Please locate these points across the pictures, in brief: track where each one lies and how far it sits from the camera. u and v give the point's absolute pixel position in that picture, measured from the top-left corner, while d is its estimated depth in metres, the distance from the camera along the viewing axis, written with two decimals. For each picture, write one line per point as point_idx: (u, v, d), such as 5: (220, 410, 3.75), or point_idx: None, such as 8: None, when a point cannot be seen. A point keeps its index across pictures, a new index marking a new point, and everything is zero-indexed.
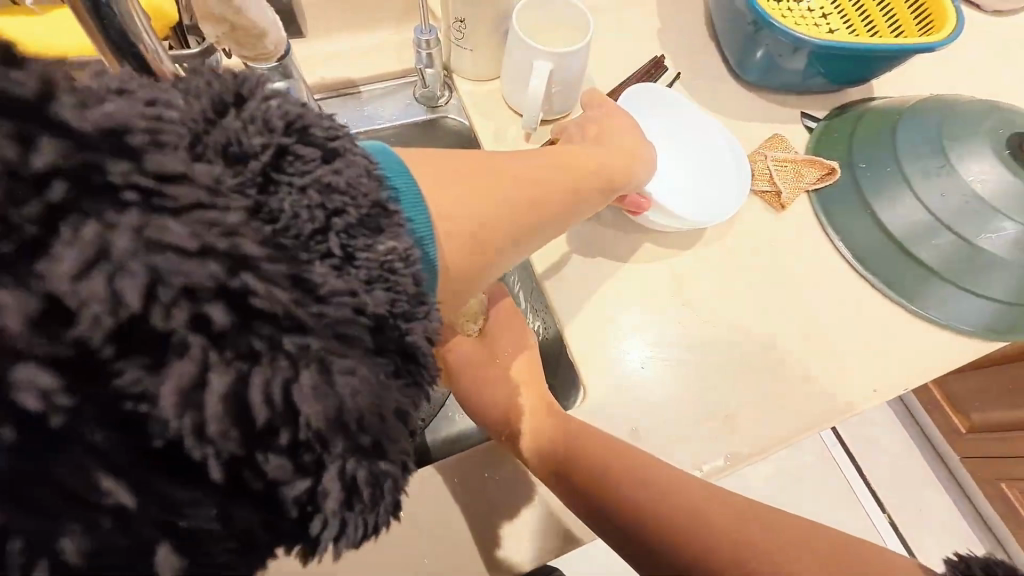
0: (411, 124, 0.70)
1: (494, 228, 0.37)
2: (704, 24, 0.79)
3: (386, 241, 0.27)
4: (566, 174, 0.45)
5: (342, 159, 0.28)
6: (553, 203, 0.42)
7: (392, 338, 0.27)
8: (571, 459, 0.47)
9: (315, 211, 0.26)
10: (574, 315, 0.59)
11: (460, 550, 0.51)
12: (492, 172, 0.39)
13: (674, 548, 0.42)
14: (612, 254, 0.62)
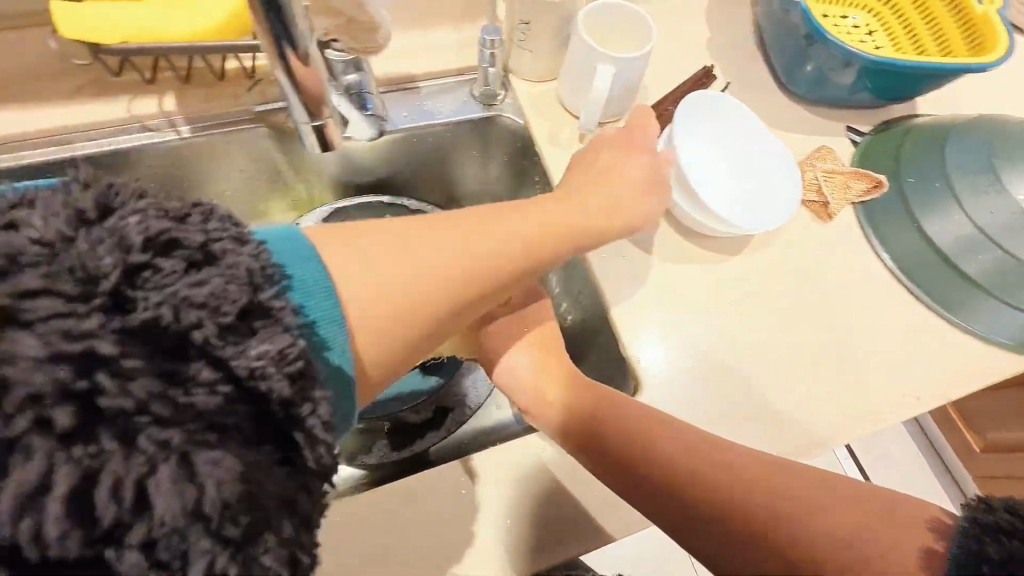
0: (468, 120, 0.72)
1: (405, 312, 0.39)
2: (752, 35, 0.81)
3: (260, 344, 0.30)
4: (516, 244, 0.45)
5: (221, 261, 0.30)
6: (488, 278, 0.43)
7: (280, 415, 0.31)
8: (628, 439, 0.50)
9: (192, 327, 0.28)
10: (625, 312, 0.60)
11: (511, 530, 0.52)
12: (418, 255, 0.40)
13: (732, 522, 0.44)
14: (663, 253, 0.63)
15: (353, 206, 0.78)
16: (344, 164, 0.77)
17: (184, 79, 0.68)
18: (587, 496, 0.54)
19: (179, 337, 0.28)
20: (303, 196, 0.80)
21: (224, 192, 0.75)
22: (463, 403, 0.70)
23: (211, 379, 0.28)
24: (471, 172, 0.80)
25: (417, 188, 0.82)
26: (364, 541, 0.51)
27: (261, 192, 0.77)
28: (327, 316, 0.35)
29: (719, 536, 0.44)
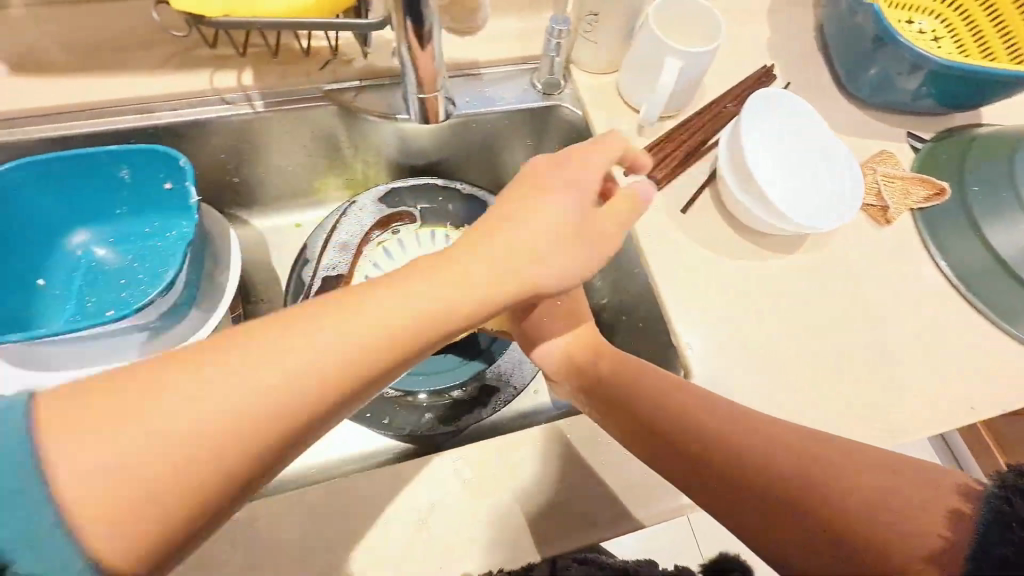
0: (530, 108, 0.74)
1: (171, 471, 0.32)
2: (813, 36, 0.81)
3: None
4: (322, 367, 0.36)
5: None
6: (275, 413, 0.35)
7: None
8: (663, 418, 0.49)
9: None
10: (680, 302, 0.61)
11: (561, 507, 0.52)
12: (194, 407, 0.33)
13: (778, 506, 0.42)
14: (718, 247, 0.64)
15: (407, 185, 0.81)
16: (401, 145, 0.78)
17: (272, 54, 0.71)
18: (635, 480, 0.54)
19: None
20: (358, 176, 0.82)
21: (287, 167, 0.78)
22: (508, 384, 0.72)
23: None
24: (519, 159, 0.83)
25: (468, 173, 0.85)
26: (411, 509, 0.51)
27: (319, 169, 0.80)
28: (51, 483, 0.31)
29: (762, 520, 0.42)
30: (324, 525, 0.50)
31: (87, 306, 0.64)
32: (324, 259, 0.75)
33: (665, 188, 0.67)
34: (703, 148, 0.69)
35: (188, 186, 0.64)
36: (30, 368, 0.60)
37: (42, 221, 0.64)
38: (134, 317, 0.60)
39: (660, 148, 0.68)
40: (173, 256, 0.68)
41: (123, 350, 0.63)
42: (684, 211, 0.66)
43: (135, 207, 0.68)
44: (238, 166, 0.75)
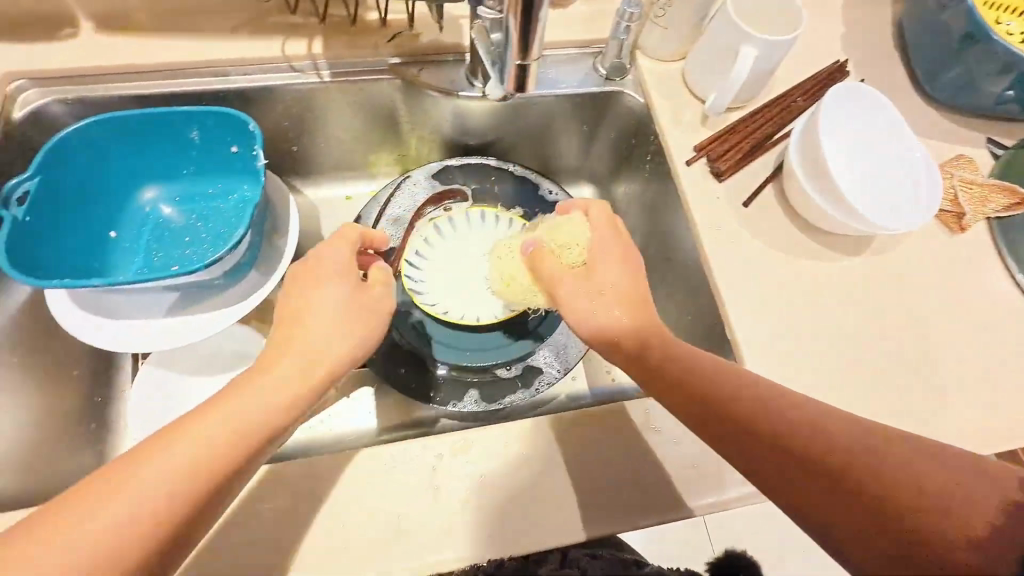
0: (591, 92, 0.74)
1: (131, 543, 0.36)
2: (891, 33, 0.77)
3: None
4: (247, 421, 0.43)
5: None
6: (215, 469, 0.40)
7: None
8: (700, 389, 0.47)
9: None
10: (738, 295, 0.60)
11: (605, 490, 0.52)
12: (128, 496, 0.37)
13: (811, 480, 0.40)
14: (780, 242, 0.62)
15: (460, 163, 0.81)
16: (458, 123, 0.79)
17: (350, 23, 0.72)
18: (685, 467, 0.53)
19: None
20: (411, 152, 0.83)
21: (344, 139, 0.79)
22: (551, 367, 0.71)
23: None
24: (572, 143, 0.82)
25: (520, 156, 0.84)
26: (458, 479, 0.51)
27: (374, 143, 0.81)
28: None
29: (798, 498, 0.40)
30: (377, 486, 0.50)
31: (153, 261, 0.67)
32: (377, 231, 0.76)
33: (728, 179, 0.65)
34: (770, 141, 0.67)
35: (256, 150, 0.65)
36: (101, 315, 0.63)
37: (117, 176, 0.67)
38: (201, 273, 0.62)
39: (724, 138, 0.67)
40: (235, 218, 0.69)
41: (186, 303, 0.66)
42: (746, 204, 0.64)
43: (202, 168, 0.70)
44: (298, 135, 0.76)
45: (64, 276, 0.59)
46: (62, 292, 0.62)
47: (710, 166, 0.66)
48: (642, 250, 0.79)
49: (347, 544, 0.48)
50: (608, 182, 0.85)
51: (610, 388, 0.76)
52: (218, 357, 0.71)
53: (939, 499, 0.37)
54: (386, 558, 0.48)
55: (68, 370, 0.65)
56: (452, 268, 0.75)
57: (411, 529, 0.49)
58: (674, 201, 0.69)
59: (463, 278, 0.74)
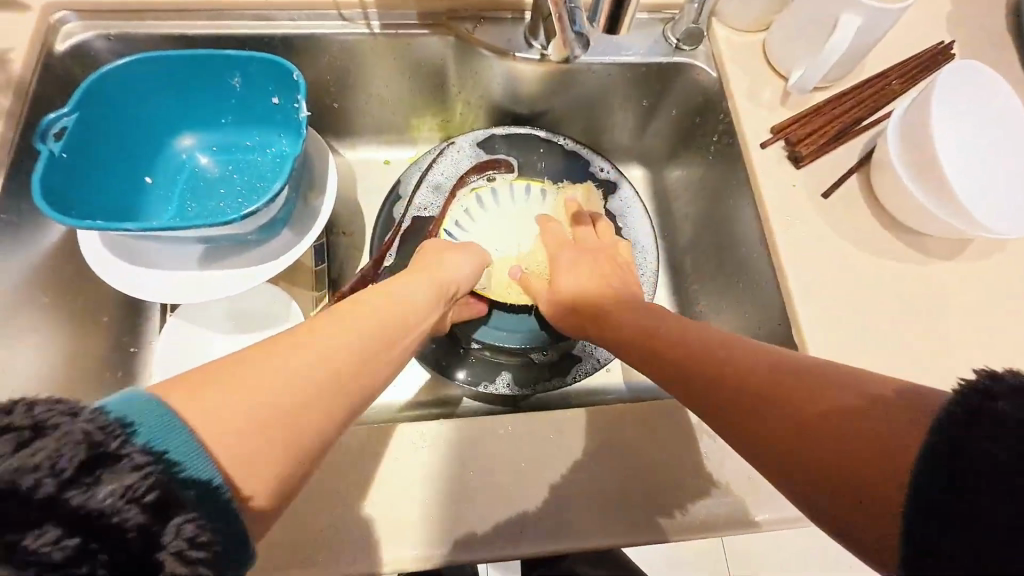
0: (656, 62, 0.67)
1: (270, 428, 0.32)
2: (1006, 16, 0.68)
3: (37, 457, 0.25)
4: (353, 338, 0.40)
5: (50, 431, 0.25)
6: (356, 362, 0.39)
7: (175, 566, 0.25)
8: (684, 357, 0.41)
9: (82, 478, 0.25)
10: (811, 293, 0.54)
11: (650, 494, 0.47)
12: (266, 387, 0.33)
13: (794, 456, 0.31)
14: (861, 239, 0.56)
15: (507, 132, 0.76)
16: (509, 89, 0.73)
17: None
18: (738, 477, 0.48)
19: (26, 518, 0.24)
20: (456, 118, 0.78)
21: (389, 99, 0.75)
22: (590, 355, 0.67)
23: (125, 487, 0.25)
24: (627, 119, 0.76)
25: (570, 129, 0.79)
26: (492, 464, 0.48)
27: (419, 105, 0.76)
28: (174, 426, 0.29)
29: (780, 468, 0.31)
30: (405, 466, 0.47)
31: (187, 211, 0.65)
32: (416, 198, 0.72)
33: (807, 166, 0.59)
34: (860, 126, 0.60)
35: (299, 101, 0.61)
36: (132, 262, 0.61)
37: (157, 118, 0.64)
38: (235, 226, 0.59)
39: (807, 120, 0.60)
40: (271, 174, 0.66)
41: (217, 257, 0.63)
42: (825, 195, 0.58)
43: (240, 118, 0.67)
44: (341, 91, 0.73)
45: (98, 218, 0.57)
46: (95, 235, 0.60)
47: (788, 151, 0.60)
48: (693, 240, 0.73)
49: (370, 526, 0.45)
50: (662, 165, 0.78)
51: (648, 384, 0.72)
52: (247, 317, 0.69)
53: (973, 469, 0.24)
54: (410, 544, 0.45)
55: (96, 317, 0.63)
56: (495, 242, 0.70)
57: (439, 515, 0.46)
58: (740, 188, 0.63)
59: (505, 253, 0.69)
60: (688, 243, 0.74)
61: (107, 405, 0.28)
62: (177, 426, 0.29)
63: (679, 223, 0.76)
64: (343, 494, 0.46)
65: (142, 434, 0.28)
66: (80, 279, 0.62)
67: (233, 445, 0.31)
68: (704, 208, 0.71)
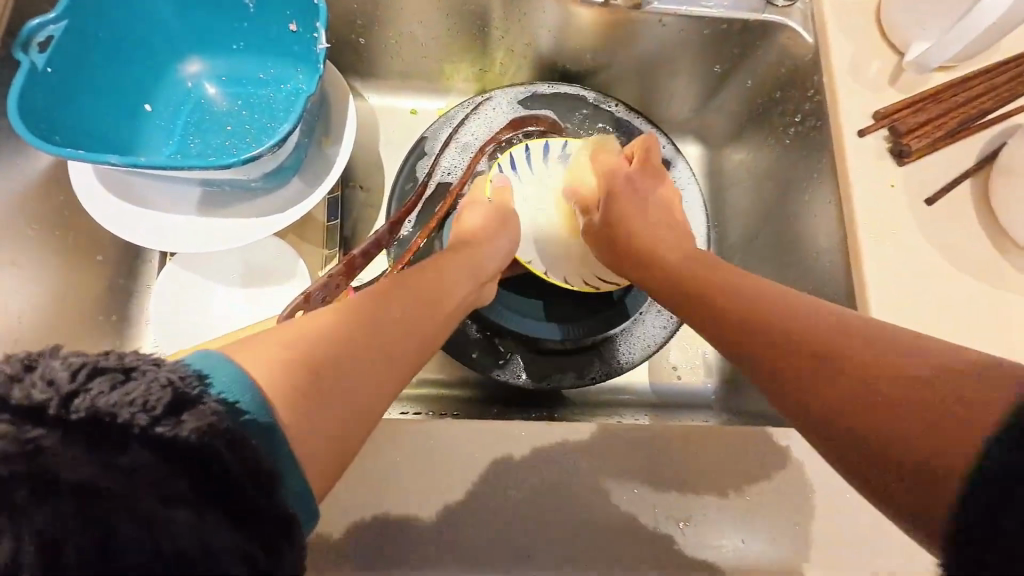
0: (742, 17, 0.56)
1: (321, 384, 0.30)
2: None
3: (132, 391, 0.23)
4: (390, 312, 0.36)
5: (137, 374, 0.24)
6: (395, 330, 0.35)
7: (258, 493, 0.24)
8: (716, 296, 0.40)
9: (164, 415, 0.23)
10: (890, 309, 0.46)
11: (676, 529, 0.41)
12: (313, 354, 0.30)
13: (851, 423, 0.28)
14: (955, 255, 0.48)
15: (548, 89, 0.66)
16: (561, 38, 0.63)
17: None
18: (781, 521, 0.42)
19: (120, 441, 0.22)
20: (495, 68, 0.69)
21: (421, 38, 0.65)
22: (613, 355, 0.61)
23: (204, 424, 0.23)
24: (691, 87, 0.66)
25: (624, 93, 0.69)
26: (500, 472, 0.42)
27: (455, 48, 0.66)
28: (245, 384, 0.26)
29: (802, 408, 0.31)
30: (401, 463, 0.42)
31: (189, 148, 0.58)
32: (442, 157, 0.65)
33: (911, 164, 0.50)
34: (983, 120, 0.50)
35: (317, 29, 0.52)
36: (126, 200, 0.55)
37: (162, 37, 0.57)
38: (237, 171, 0.52)
39: (921, 106, 0.51)
40: (283, 113, 0.59)
41: (223, 203, 0.57)
42: (929, 199, 0.49)
43: (252, 46, 0.59)
44: (367, 24, 0.63)
45: (87, 146, 0.51)
46: (86, 166, 0.54)
47: (890, 142, 0.51)
48: (748, 236, 0.64)
49: (358, 529, 0.40)
50: (723, 143, 0.68)
51: (675, 389, 0.65)
52: (255, 270, 0.63)
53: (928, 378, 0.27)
54: (399, 553, 0.39)
55: (90, 255, 0.58)
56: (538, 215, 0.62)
57: (436, 525, 0.40)
58: (817, 181, 0.54)
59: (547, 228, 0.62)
60: (742, 237, 0.65)
61: (186, 357, 0.26)
62: (245, 382, 0.27)
63: (732, 213, 0.67)
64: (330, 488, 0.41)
65: (215, 386, 0.25)
66: (73, 213, 0.56)
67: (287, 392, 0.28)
68: (767, 200, 0.61)
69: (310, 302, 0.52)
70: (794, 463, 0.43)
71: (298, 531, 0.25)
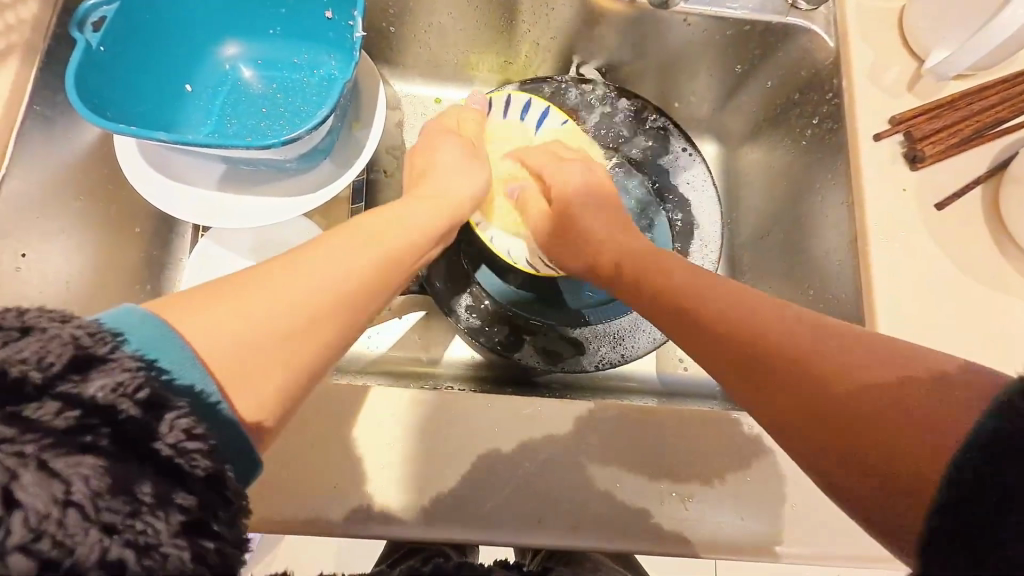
0: (766, 19, 0.58)
1: (279, 333, 0.31)
2: None
3: (36, 345, 0.23)
4: (346, 267, 0.36)
5: (41, 331, 0.24)
6: (374, 279, 0.37)
7: (177, 444, 0.24)
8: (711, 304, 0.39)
9: (73, 374, 0.23)
10: (895, 307, 0.48)
11: (678, 506, 0.44)
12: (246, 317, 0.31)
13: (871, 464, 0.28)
14: (959, 256, 0.50)
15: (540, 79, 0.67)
16: (587, 34, 0.65)
17: None
18: (776, 503, 0.44)
19: (25, 396, 0.22)
20: (520, 61, 0.71)
21: (450, 29, 0.67)
22: (619, 345, 0.62)
23: (117, 381, 0.24)
24: (710, 86, 0.67)
25: (645, 90, 0.70)
26: (510, 446, 0.45)
27: (482, 41, 0.68)
28: (169, 340, 0.28)
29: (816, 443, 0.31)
30: (422, 434, 0.45)
31: (225, 127, 0.60)
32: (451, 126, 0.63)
33: (923, 168, 0.52)
34: (995, 130, 0.52)
35: (354, 18, 0.54)
36: (166, 175, 0.58)
37: (201, 20, 0.59)
38: (275, 151, 0.54)
39: (936, 114, 0.52)
40: (316, 97, 0.61)
41: (259, 182, 0.60)
42: (940, 205, 0.51)
43: (289, 31, 0.61)
44: (399, 13, 0.65)
45: (134, 123, 0.54)
46: (131, 141, 0.57)
47: (905, 147, 0.52)
48: (760, 234, 0.66)
49: (378, 489, 0.43)
50: (739, 143, 0.69)
51: (680, 379, 0.67)
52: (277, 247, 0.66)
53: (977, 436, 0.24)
54: (419, 515, 0.42)
55: (129, 227, 0.61)
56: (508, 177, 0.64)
57: (453, 489, 0.43)
58: (831, 182, 0.55)
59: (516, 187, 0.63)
60: (754, 234, 0.67)
61: (103, 318, 0.27)
62: (172, 339, 0.28)
63: (744, 211, 0.69)
64: (353, 449, 0.44)
65: (135, 343, 0.27)
66: (114, 185, 0.59)
67: (223, 353, 0.29)
68: (781, 202, 0.63)
69: None
70: None
71: (228, 482, 0.26)
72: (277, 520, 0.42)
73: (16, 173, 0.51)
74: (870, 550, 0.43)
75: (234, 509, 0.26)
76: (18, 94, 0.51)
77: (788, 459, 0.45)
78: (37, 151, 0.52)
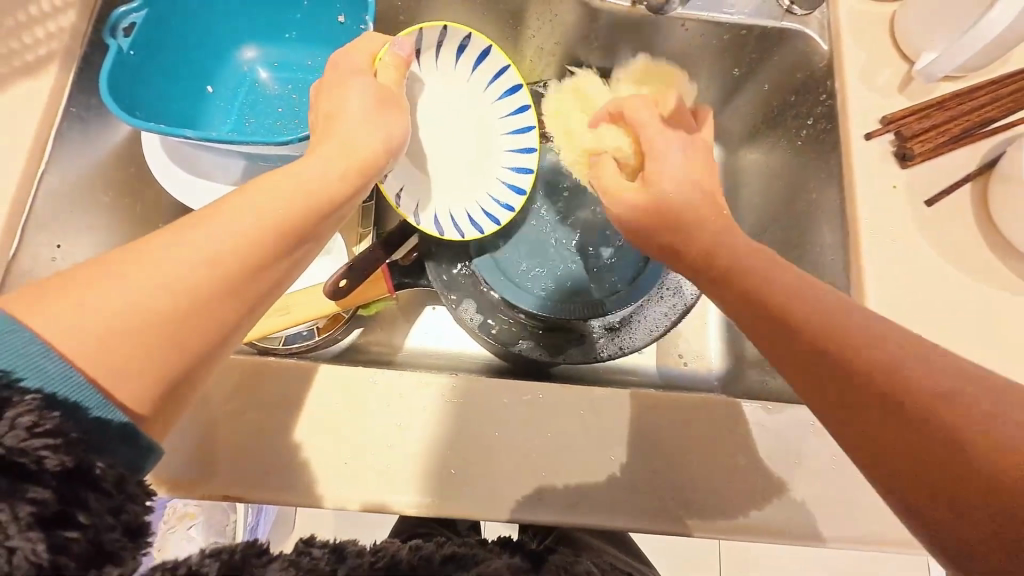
0: (761, 23, 0.60)
1: (153, 322, 0.30)
2: None
3: None
4: (230, 243, 0.33)
5: None
6: (262, 251, 0.35)
7: (13, 444, 0.24)
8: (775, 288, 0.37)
9: None
10: (889, 300, 0.50)
11: (673, 487, 0.46)
12: (110, 296, 0.29)
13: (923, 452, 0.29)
14: (948, 251, 0.51)
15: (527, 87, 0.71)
16: (590, 37, 0.67)
17: None
18: (766, 485, 0.46)
19: None
20: (523, 66, 0.73)
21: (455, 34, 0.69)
22: (619, 337, 0.63)
23: None
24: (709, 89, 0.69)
25: None
26: (511, 428, 0.47)
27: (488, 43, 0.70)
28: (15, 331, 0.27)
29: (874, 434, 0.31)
30: (429, 417, 0.47)
31: (245, 126, 0.63)
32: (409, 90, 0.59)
33: (914, 166, 0.53)
34: (985, 129, 0.53)
35: (365, 21, 0.57)
36: (190, 173, 0.61)
37: (222, 25, 0.62)
38: (291, 149, 0.57)
39: (928, 113, 0.54)
40: None
41: None
42: (931, 200, 0.52)
43: (304, 35, 0.64)
44: (409, 19, 0.67)
45: (161, 122, 0.57)
46: (157, 138, 0.60)
47: (895, 146, 0.54)
48: (759, 233, 0.67)
49: (388, 467, 0.45)
50: (739, 144, 0.71)
51: (680, 372, 0.69)
52: None
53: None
54: (426, 493, 0.45)
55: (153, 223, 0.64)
56: (434, 130, 0.61)
57: (457, 468, 0.45)
58: (825, 181, 0.57)
59: (450, 151, 0.61)
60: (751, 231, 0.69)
61: None
62: (17, 331, 0.27)
63: (742, 209, 0.70)
64: (361, 429, 0.46)
65: None
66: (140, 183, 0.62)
67: (88, 341, 0.28)
68: (778, 201, 0.65)
69: (352, 271, 0.57)
70: (786, 436, 0.47)
71: (89, 475, 0.26)
72: (290, 496, 0.44)
73: (54, 171, 0.54)
74: (857, 530, 0.45)
75: (104, 499, 0.26)
76: (56, 97, 0.54)
77: (779, 445, 0.47)
78: (70, 150, 0.56)
